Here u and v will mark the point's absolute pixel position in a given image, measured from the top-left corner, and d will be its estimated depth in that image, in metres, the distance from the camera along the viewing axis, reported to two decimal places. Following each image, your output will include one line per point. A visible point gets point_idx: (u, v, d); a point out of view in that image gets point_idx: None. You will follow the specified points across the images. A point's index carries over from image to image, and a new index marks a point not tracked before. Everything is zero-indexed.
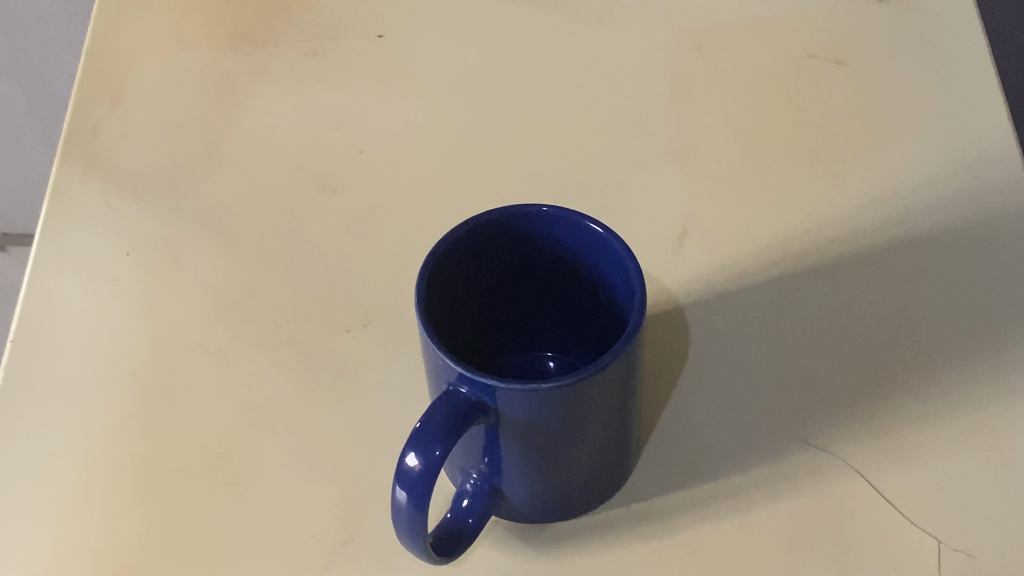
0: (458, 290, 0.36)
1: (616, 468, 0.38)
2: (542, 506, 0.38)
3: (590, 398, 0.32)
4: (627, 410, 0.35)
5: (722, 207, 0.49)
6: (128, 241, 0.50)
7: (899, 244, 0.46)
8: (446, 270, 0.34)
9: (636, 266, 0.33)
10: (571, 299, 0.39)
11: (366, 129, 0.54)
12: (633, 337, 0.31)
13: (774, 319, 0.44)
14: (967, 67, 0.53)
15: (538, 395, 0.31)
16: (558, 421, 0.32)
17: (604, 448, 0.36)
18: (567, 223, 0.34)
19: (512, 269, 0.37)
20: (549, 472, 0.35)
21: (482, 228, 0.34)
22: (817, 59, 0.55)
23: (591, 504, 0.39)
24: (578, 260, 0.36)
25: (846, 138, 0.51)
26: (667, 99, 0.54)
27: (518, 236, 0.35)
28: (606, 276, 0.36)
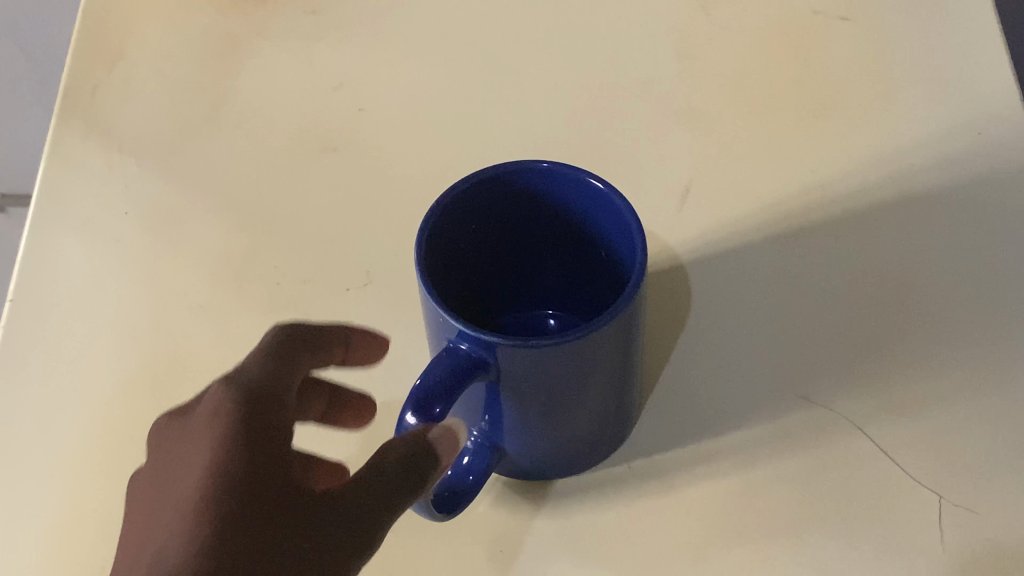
0: (457, 246, 0.35)
1: (618, 425, 0.38)
2: (542, 463, 0.38)
3: (590, 355, 0.32)
4: (627, 369, 0.35)
5: (724, 164, 0.48)
6: (128, 201, 0.50)
7: (902, 201, 0.46)
8: (444, 227, 0.34)
9: (637, 222, 0.32)
10: (571, 255, 0.38)
11: (364, 88, 0.54)
12: (634, 295, 0.31)
13: (777, 278, 0.44)
14: (973, 23, 0.52)
15: (539, 353, 0.30)
16: (558, 378, 0.32)
17: (605, 405, 0.36)
18: (568, 178, 0.34)
19: (511, 224, 0.37)
20: (549, 430, 0.35)
21: (481, 183, 0.34)
22: (821, 15, 0.55)
23: (591, 461, 0.39)
24: (577, 214, 0.36)
25: (850, 95, 0.51)
26: (670, 55, 0.54)
27: (517, 191, 0.35)
28: (605, 231, 0.35)
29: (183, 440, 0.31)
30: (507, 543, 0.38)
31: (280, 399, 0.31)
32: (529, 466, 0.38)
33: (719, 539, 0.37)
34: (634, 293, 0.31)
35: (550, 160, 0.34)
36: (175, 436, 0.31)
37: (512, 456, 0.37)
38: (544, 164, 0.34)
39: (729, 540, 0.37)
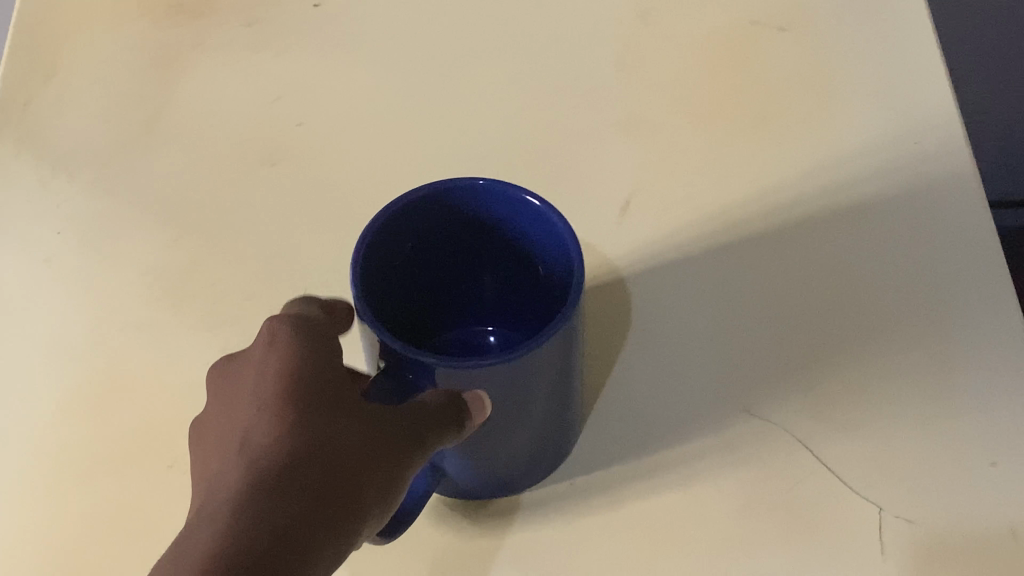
0: (394, 266, 0.35)
1: (559, 441, 0.38)
2: (481, 481, 0.37)
3: (529, 375, 0.31)
4: (566, 388, 0.35)
5: (664, 175, 0.48)
6: (63, 217, 0.49)
7: (841, 212, 0.46)
8: (380, 247, 0.33)
9: (575, 241, 0.32)
10: (509, 272, 0.38)
11: (304, 100, 0.53)
12: (572, 313, 0.31)
13: (718, 290, 0.44)
14: (910, 34, 0.53)
15: (478, 373, 0.30)
16: (495, 398, 0.32)
17: (545, 423, 0.36)
18: (505, 196, 0.34)
19: (448, 243, 0.36)
20: (488, 450, 0.35)
21: (418, 202, 0.34)
22: (760, 25, 0.55)
23: (531, 479, 0.38)
24: (514, 232, 0.36)
25: (789, 105, 0.51)
26: (610, 65, 0.54)
27: (453, 210, 0.35)
28: (542, 248, 0.35)
29: (242, 374, 0.32)
30: (450, 562, 0.38)
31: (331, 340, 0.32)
32: (467, 484, 0.37)
33: (661, 555, 0.37)
34: (573, 311, 0.31)
35: (486, 177, 0.34)
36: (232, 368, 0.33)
37: (450, 475, 0.37)
38: (479, 180, 0.34)
39: (672, 555, 0.37)
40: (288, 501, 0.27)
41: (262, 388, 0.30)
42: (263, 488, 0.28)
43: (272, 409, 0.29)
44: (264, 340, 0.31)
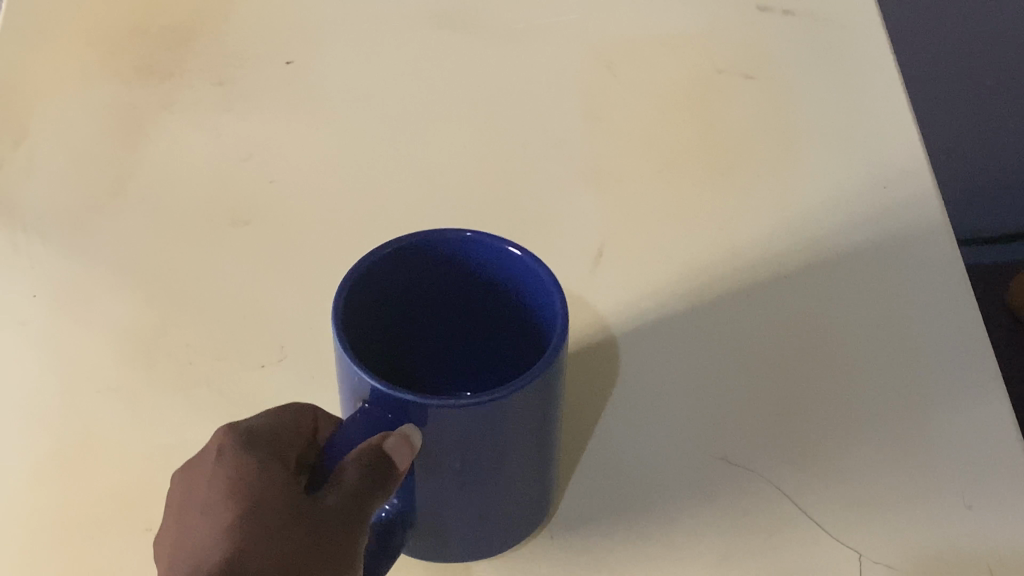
0: (375, 318, 0.35)
1: (540, 495, 0.37)
2: (455, 538, 0.36)
3: (510, 425, 0.31)
4: (547, 446, 0.34)
5: (635, 222, 0.49)
6: (33, 277, 0.49)
7: (814, 260, 0.46)
8: (361, 295, 0.33)
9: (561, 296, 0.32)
10: (490, 330, 0.38)
11: (273, 158, 0.54)
12: (556, 356, 0.30)
13: (700, 337, 0.44)
14: (876, 87, 0.54)
15: (459, 414, 0.29)
16: (473, 448, 0.31)
17: (524, 481, 0.35)
18: (488, 247, 0.34)
19: (430, 298, 0.36)
20: (468, 511, 0.35)
21: (401, 252, 0.34)
22: (725, 74, 0.56)
23: (503, 538, 0.37)
24: (497, 286, 0.36)
25: (756, 152, 0.51)
26: (578, 116, 0.54)
27: (434, 263, 0.35)
28: (527, 299, 0.35)
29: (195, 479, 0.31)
30: None
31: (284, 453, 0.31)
32: (439, 539, 0.36)
33: None
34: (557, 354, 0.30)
35: (470, 229, 0.34)
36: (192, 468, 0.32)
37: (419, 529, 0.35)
38: (467, 233, 0.34)
39: None
40: None
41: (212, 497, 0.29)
42: None
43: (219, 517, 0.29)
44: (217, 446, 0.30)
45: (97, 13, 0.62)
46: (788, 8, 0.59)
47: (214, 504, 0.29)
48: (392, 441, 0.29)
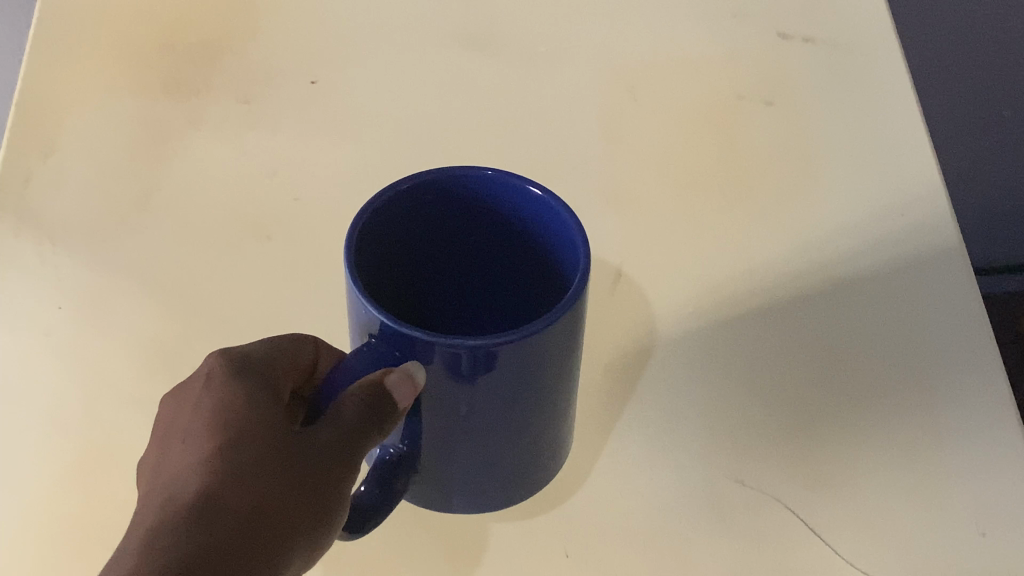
0: (391, 254, 0.35)
1: (544, 457, 0.37)
2: (455, 489, 0.37)
3: (522, 374, 0.31)
4: (561, 396, 0.35)
5: (653, 243, 0.49)
6: (58, 288, 0.49)
7: (830, 284, 0.47)
8: (380, 223, 0.33)
9: (582, 239, 0.32)
10: (508, 279, 0.38)
11: (296, 175, 0.54)
12: (572, 304, 0.30)
13: (716, 356, 0.45)
14: (895, 115, 0.54)
15: (470, 358, 0.30)
16: (484, 396, 0.32)
17: (531, 440, 0.35)
18: (509, 186, 0.34)
19: (449, 239, 0.36)
20: (479, 459, 0.35)
21: (420, 186, 0.34)
22: (745, 99, 0.56)
23: (501, 497, 0.38)
24: (520, 230, 0.36)
25: (774, 176, 0.52)
26: (598, 138, 0.55)
27: (455, 201, 0.35)
28: (545, 243, 0.35)
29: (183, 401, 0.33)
30: None
31: (277, 382, 0.33)
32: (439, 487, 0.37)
33: None
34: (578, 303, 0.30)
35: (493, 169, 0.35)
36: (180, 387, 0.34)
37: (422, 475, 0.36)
38: (488, 169, 0.34)
39: None
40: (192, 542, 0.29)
41: (199, 418, 0.32)
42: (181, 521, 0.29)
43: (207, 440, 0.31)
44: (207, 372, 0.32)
45: (125, 29, 0.63)
46: (808, 35, 0.60)
47: (201, 426, 0.31)
48: (393, 378, 0.30)
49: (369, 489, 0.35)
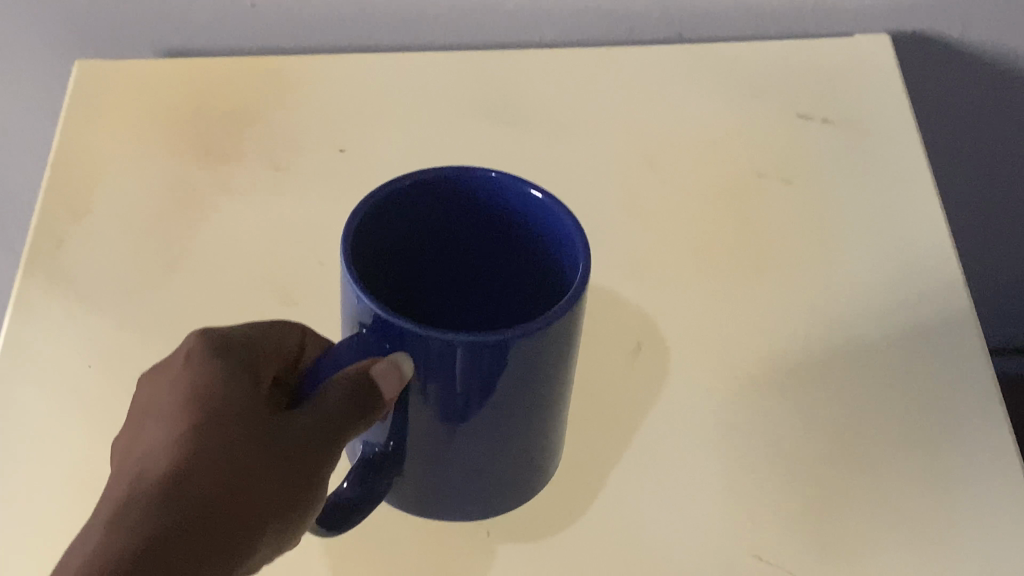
0: (395, 248, 0.37)
1: (527, 473, 0.40)
2: (435, 494, 0.39)
3: (511, 378, 0.34)
4: (553, 403, 0.37)
5: (672, 316, 0.50)
6: (87, 347, 0.50)
7: (847, 361, 0.48)
8: (384, 215, 0.36)
9: (581, 242, 0.34)
10: (509, 286, 0.40)
11: (324, 241, 0.55)
12: (566, 310, 0.32)
13: (733, 429, 0.45)
14: (911, 196, 0.55)
15: (462, 353, 0.32)
16: (473, 397, 0.34)
17: (514, 451, 0.38)
18: (510, 190, 0.36)
19: (453, 243, 0.39)
20: (470, 462, 0.37)
21: (425, 185, 0.36)
22: (763, 177, 0.57)
23: (480, 507, 0.40)
24: (522, 235, 0.38)
25: (790, 252, 0.53)
26: (619, 210, 0.56)
27: (459, 202, 0.37)
28: (544, 248, 0.37)
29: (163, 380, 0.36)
30: None
31: (256, 368, 0.36)
32: (418, 491, 0.39)
33: None
34: (569, 309, 0.33)
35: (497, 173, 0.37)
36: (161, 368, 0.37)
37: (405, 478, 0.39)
38: (493, 172, 0.37)
39: None
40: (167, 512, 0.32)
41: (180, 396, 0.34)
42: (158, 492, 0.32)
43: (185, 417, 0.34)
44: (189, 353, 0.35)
45: (158, 94, 0.65)
46: (826, 116, 0.61)
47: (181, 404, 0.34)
48: (380, 368, 0.32)
49: (351, 486, 0.37)
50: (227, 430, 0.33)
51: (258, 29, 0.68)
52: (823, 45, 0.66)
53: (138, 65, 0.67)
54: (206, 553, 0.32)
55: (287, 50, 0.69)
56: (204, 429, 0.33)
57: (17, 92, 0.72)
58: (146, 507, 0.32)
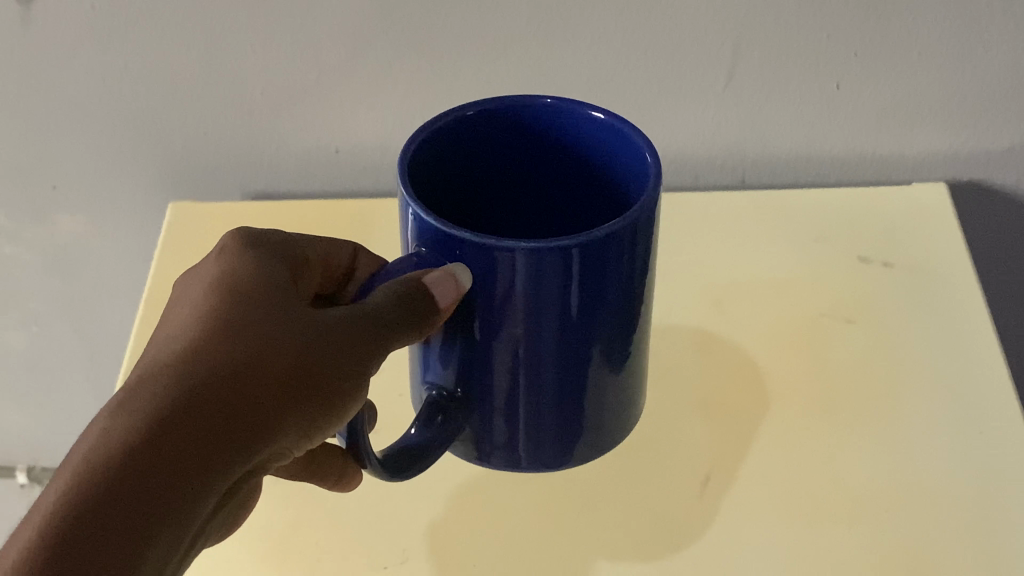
0: (461, 167, 0.44)
1: (590, 423, 0.43)
2: (499, 444, 0.43)
3: (577, 304, 0.38)
4: (624, 340, 0.41)
5: (741, 452, 0.52)
6: None
7: (913, 491, 0.49)
8: (452, 135, 0.42)
9: (656, 164, 0.39)
10: (568, 201, 0.46)
11: (400, 375, 0.58)
12: (628, 226, 0.37)
13: (801, 553, 0.47)
14: (971, 334, 0.57)
15: (526, 266, 0.36)
16: (542, 331, 0.38)
17: (575, 388, 0.41)
18: (569, 112, 0.43)
19: (519, 168, 0.45)
20: (545, 408, 0.42)
21: (492, 110, 0.43)
22: (828, 316, 0.59)
23: (542, 455, 0.44)
24: (584, 156, 0.44)
25: (861, 391, 0.55)
26: (690, 350, 0.58)
27: (521, 128, 0.44)
28: (602, 156, 0.44)
29: (198, 278, 0.41)
30: None
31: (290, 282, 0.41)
32: (479, 434, 0.43)
33: None
34: (627, 232, 0.37)
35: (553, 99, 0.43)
36: (199, 269, 0.42)
37: (468, 427, 0.43)
38: (549, 100, 0.43)
39: None
40: (208, 380, 0.36)
41: (222, 286, 0.39)
42: (203, 361, 0.36)
43: (230, 305, 0.38)
44: (230, 261, 0.40)
45: None
46: (888, 260, 0.63)
47: (227, 292, 0.39)
48: (437, 276, 0.37)
49: (420, 431, 0.42)
50: (271, 322, 0.38)
51: (342, 172, 0.72)
52: (884, 193, 0.68)
53: (230, 207, 0.71)
54: (228, 419, 0.36)
55: (368, 192, 0.73)
56: (234, 314, 0.38)
57: (114, 231, 0.76)
58: (161, 376, 0.36)
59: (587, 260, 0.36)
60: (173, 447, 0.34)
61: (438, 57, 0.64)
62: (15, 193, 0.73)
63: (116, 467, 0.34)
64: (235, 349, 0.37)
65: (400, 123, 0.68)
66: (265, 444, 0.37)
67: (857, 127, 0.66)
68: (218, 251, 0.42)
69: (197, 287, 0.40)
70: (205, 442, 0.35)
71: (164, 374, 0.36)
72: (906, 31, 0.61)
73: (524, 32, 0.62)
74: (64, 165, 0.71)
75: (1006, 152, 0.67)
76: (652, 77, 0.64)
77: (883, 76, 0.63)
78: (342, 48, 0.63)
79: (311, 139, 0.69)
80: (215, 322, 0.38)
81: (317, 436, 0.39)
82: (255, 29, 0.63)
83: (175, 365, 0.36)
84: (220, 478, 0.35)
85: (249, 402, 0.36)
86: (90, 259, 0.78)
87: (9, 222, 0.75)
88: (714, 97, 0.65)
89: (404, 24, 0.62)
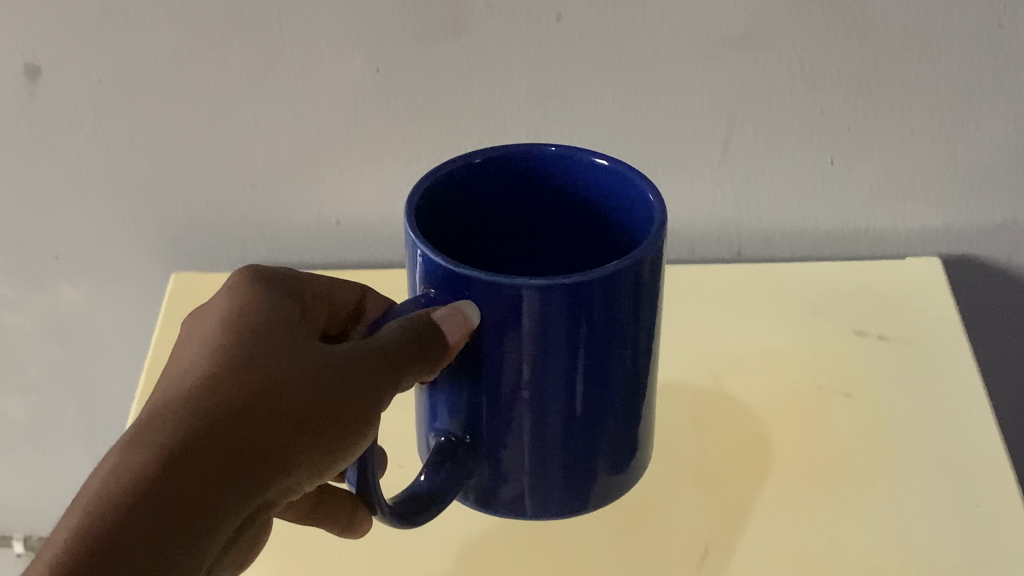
0: (468, 211, 0.44)
1: (597, 475, 0.44)
2: (508, 494, 0.44)
3: (582, 348, 0.38)
4: (631, 386, 0.42)
5: (737, 525, 0.52)
6: None
7: (907, 564, 0.49)
8: (457, 182, 0.43)
9: (662, 208, 0.40)
10: (573, 247, 0.47)
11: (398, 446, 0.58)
12: (635, 265, 0.37)
13: None
14: (967, 407, 0.58)
15: (530, 303, 0.37)
16: (547, 374, 0.39)
17: (582, 438, 0.42)
18: (575, 158, 0.44)
19: (524, 215, 0.46)
20: (553, 457, 0.42)
21: (497, 157, 0.44)
22: (825, 391, 0.60)
23: (550, 505, 0.44)
24: (589, 202, 0.45)
25: (856, 465, 0.55)
26: (687, 421, 0.59)
27: (526, 175, 0.45)
28: (607, 201, 0.44)
29: (208, 315, 0.42)
30: None
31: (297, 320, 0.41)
32: (487, 482, 0.44)
33: None
34: (632, 269, 0.37)
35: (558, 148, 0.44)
36: (208, 304, 0.42)
37: (475, 475, 0.43)
38: (552, 148, 0.44)
39: None
40: (219, 416, 0.37)
41: (232, 323, 0.40)
42: (216, 395, 0.37)
43: (241, 341, 0.39)
44: (240, 298, 0.41)
45: None
46: (882, 333, 0.64)
47: (238, 329, 0.39)
48: (448, 317, 0.37)
49: (430, 477, 0.42)
50: (282, 359, 0.38)
51: (343, 243, 0.72)
52: (880, 271, 0.69)
53: None
54: (240, 452, 0.36)
55: (369, 262, 0.73)
56: (245, 351, 0.38)
57: (115, 301, 0.77)
58: (174, 410, 0.37)
59: (593, 300, 0.37)
60: (185, 481, 0.35)
61: (439, 130, 0.64)
62: (18, 261, 0.74)
63: (130, 499, 0.34)
64: (245, 382, 0.37)
65: (399, 196, 0.68)
66: (276, 477, 0.37)
67: (852, 202, 0.67)
68: (226, 287, 0.42)
69: (206, 324, 0.41)
70: (217, 476, 0.36)
71: (177, 409, 0.37)
72: (899, 108, 0.62)
73: (524, 107, 0.63)
74: (67, 234, 0.72)
75: (1000, 228, 0.68)
76: (650, 151, 0.65)
77: (878, 152, 0.64)
78: (344, 121, 0.64)
79: (312, 209, 0.70)
80: (227, 357, 0.38)
81: (328, 471, 0.39)
82: (260, 101, 0.64)
83: (188, 400, 0.37)
84: (232, 509, 0.36)
85: (261, 436, 0.37)
86: (90, 328, 0.79)
87: (13, 291, 0.76)
88: (711, 172, 0.66)
89: (405, 99, 0.63)
